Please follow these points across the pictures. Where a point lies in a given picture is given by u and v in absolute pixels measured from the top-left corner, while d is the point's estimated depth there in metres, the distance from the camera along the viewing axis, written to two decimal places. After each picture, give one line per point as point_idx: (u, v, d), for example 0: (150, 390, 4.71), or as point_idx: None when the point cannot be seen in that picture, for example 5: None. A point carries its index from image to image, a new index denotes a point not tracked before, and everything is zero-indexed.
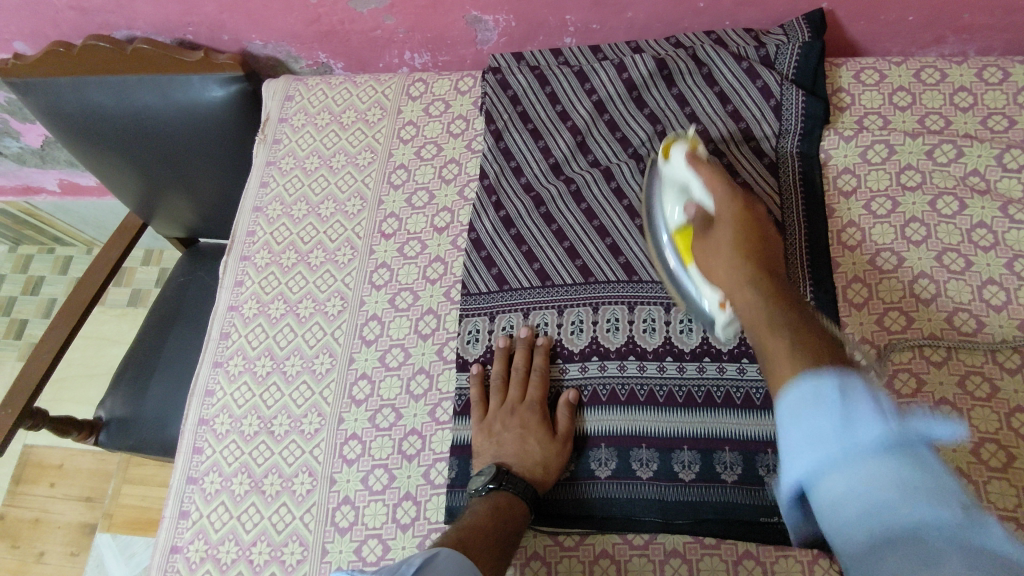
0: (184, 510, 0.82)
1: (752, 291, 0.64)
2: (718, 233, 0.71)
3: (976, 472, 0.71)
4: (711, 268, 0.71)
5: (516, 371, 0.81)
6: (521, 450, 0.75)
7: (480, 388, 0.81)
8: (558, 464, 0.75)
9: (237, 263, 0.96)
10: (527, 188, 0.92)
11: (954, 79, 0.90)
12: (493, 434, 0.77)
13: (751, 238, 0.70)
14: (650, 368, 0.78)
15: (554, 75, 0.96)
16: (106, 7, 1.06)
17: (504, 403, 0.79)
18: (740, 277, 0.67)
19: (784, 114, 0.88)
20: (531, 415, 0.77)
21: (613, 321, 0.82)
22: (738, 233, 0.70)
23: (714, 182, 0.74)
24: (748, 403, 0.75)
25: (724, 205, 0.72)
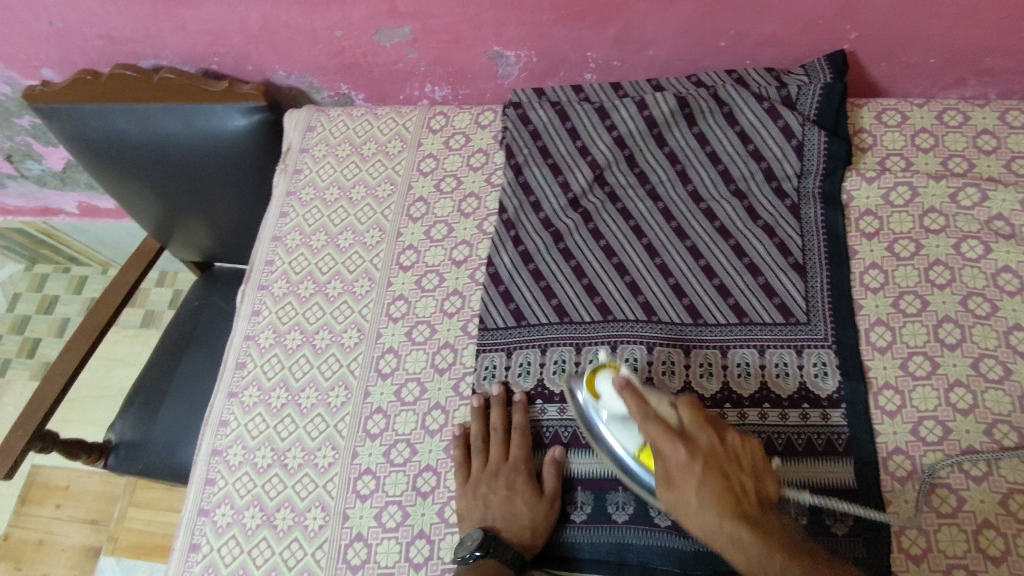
0: (194, 543, 0.81)
1: (733, 530, 0.61)
2: (684, 489, 0.63)
3: (1005, 524, 0.69)
4: (685, 515, 0.63)
5: (496, 432, 0.79)
6: (508, 514, 0.74)
7: (461, 451, 0.79)
8: (547, 525, 0.74)
9: (255, 292, 0.96)
10: (545, 224, 0.92)
11: (976, 122, 0.89)
12: (478, 498, 0.76)
13: (715, 465, 0.63)
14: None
15: (574, 111, 0.96)
16: (134, 36, 1.08)
17: (487, 465, 0.78)
18: (719, 527, 0.61)
19: (806, 154, 0.88)
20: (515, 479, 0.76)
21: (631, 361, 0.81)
22: (714, 495, 0.61)
23: (649, 419, 0.64)
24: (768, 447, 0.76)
25: (664, 445, 0.63)
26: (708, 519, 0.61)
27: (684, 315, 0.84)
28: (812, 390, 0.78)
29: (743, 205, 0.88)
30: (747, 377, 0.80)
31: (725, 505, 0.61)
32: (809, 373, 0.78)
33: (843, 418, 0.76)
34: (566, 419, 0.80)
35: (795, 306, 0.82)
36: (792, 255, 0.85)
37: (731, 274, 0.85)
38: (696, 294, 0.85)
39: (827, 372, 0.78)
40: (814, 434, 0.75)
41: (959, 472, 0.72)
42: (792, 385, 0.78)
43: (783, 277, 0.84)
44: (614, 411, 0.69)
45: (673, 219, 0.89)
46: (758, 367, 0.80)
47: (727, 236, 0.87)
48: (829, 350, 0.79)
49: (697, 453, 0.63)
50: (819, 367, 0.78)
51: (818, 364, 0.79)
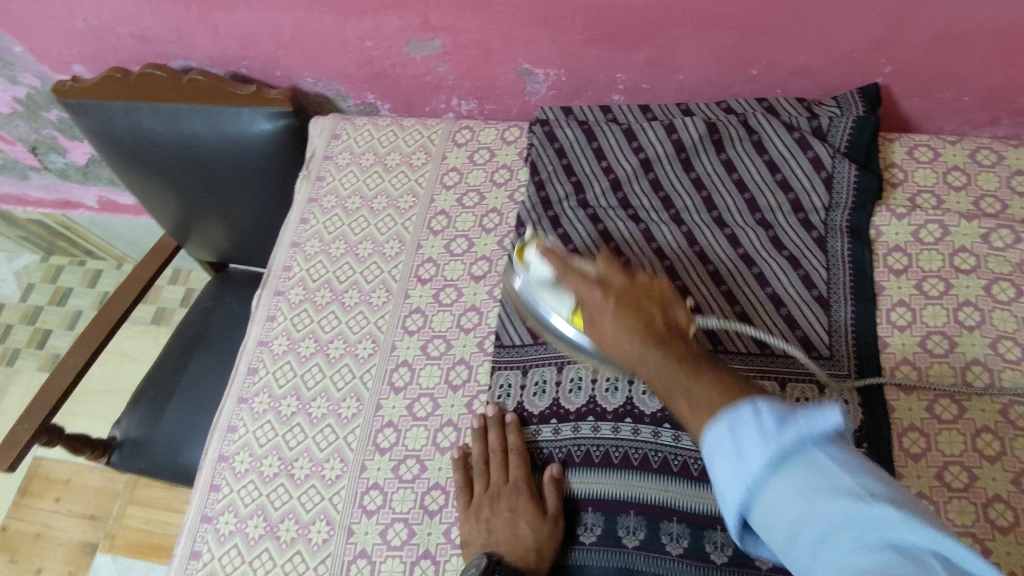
0: (196, 550, 0.79)
1: (654, 358, 0.59)
2: (603, 312, 0.65)
3: None
4: (607, 339, 0.65)
5: (495, 454, 0.77)
6: (512, 537, 0.72)
7: (462, 475, 0.78)
8: (552, 546, 0.72)
9: (271, 297, 0.96)
10: (565, 240, 0.91)
11: (1011, 162, 0.88)
12: (480, 523, 0.74)
13: (625, 291, 0.66)
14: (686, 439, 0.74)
15: (602, 131, 0.95)
16: (166, 37, 1.09)
17: (488, 488, 0.76)
18: (636, 353, 0.61)
19: (835, 186, 0.87)
20: (517, 499, 0.75)
21: None
22: (621, 314, 0.64)
23: (568, 271, 0.71)
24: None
25: (580, 277, 0.70)
26: (613, 316, 0.64)
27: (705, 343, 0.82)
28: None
29: (769, 234, 0.87)
30: None
31: (631, 312, 0.63)
32: None
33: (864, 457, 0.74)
34: (579, 438, 0.77)
35: (819, 340, 0.80)
36: (816, 287, 0.83)
37: (753, 303, 0.84)
38: (718, 321, 0.83)
39: (849, 410, 0.76)
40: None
41: (985, 522, 0.70)
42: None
43: (807, 310, 0.82)
44: (538, 277, 0.76)
45: (697, 243, 0.88)
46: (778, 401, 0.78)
47: (751, 264, 0.86)
48: (852, 386, 0.77)
49: (612, 294, 0.66)
50: (841, 404, 0.77)
51: (841, 401, 0.77)
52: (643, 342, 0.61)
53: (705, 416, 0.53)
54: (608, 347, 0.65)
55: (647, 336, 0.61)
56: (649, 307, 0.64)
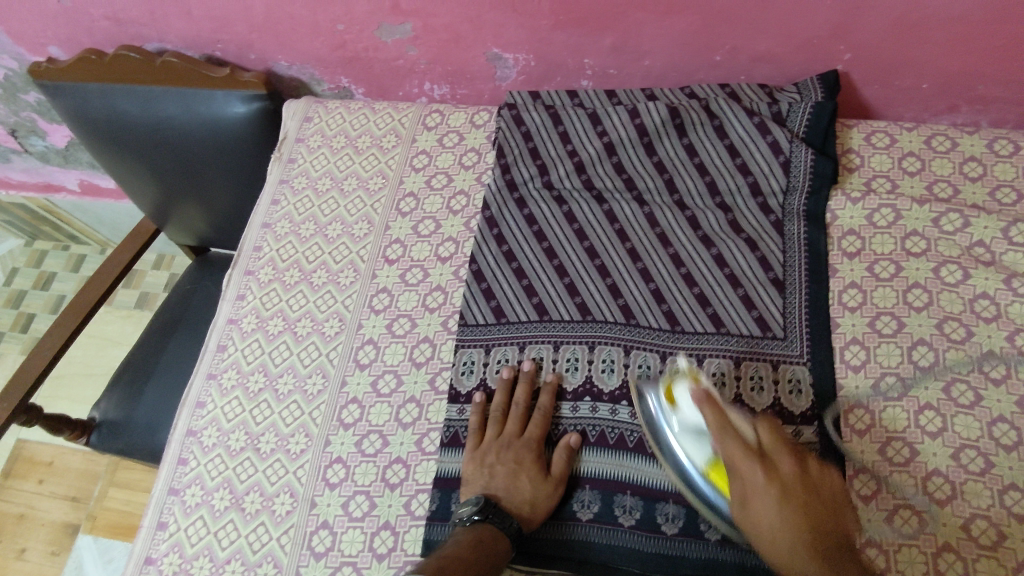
0: (162, 521, 0.81)
1: (794, 534, 0.61)
2: (754, 497, 0.64)
3: (966, 548, 0.69)
4: (751, 526, 0.64)
5: (516, 407, 0.80)
6: (511, 486, 0.75)
7: (479, 420, 0.80)
8: (547, 504, 0.74)
9: (241, 277, 0.97)
10: (530, 221, 0.93)
11: (964, 149, 0.90)
12: (484, 466, 0.76)
13: (790, 476, 0.64)
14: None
15: (567, 115, 0.97)
16: (140, 19, 1.09)
17: (500, 436, 0.79)
18: (794, 541, 0.61)
19: (792, 171, 0.89)
20: (526, 453, 0.77)
21: (608, 362, 0.82)
22: (780, 504, 0.62)
23: (724, 435, 0.65)
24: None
25: (738, 459, 0.65)
26: (761, 482, 0.63)
27: (663, 321, 0.84)
28: (787, 406, 0.78)
29: (727, 217, 0.89)
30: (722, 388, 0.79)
31: (785, 489, 0.63)
32: (784, 389, 0.79)
33: (814, 436, 0.76)
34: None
35: (773, 320, 0.83)
36: (772, 269, 0.85)
37: (711, 283, 0.86)
38: (675, 301, 0.85)
39: (801, 389, 0.79)
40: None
41: (924, 494, 0.72)
42: (765, 399, 0.79)
43: (762, 291, 0.84)
44: (688, 422, 0.71)
45: (658, 225, 0.90)
46: (732, 377, 0.80)
47: (710, 245, 0.88)
48: (802, 366, 0.80)
49: (775, 479, 0.63)
50: (793, 384, 0.79)
51: (793, 381, 0.79)
52: (808, 558, 0.60)
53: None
54: (757, 541, 0.64)
55: (807, 533, 0.61)
56: (812, 485, 0.64)
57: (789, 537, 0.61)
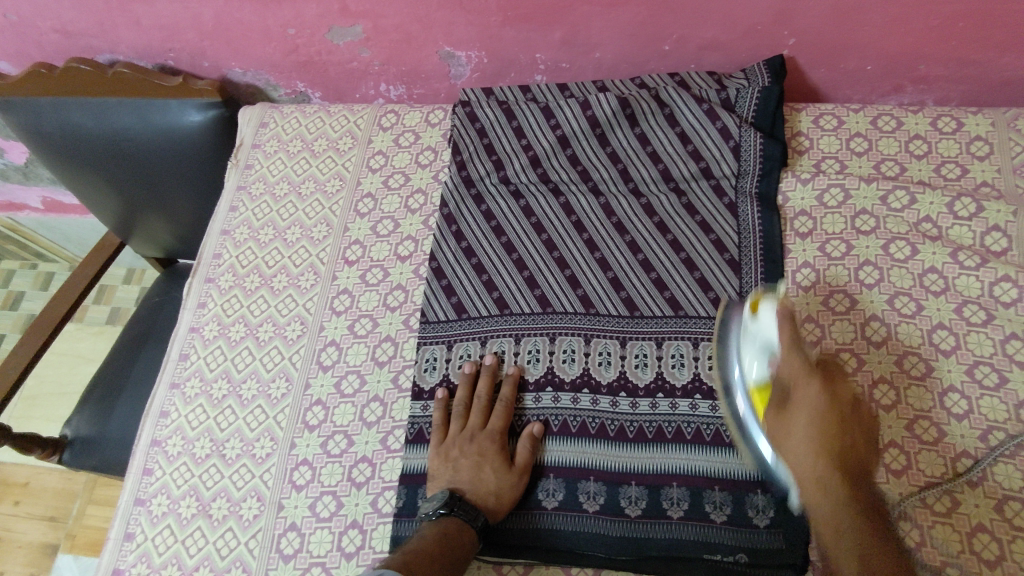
0: (130, 532, 0.81)
1: (824, 467, 0.63)
2: (797, 409, 0.67)
3: (921, 516, 0.71)
4: (793, 451, 0.66)
5: (479, 399, 0.81)
6: (475, 478, 0.75)
7: (442, 414, 0.81)
8: (512, 494, 0.75)
9: (202, 285, 0.97)
10: (488, 216, 0.93)
11: (909, 127, 0.92)
12: (449, 461, 0.77)
13: (827, 406, 0.65)
14: (603, 402, 0.80)
15: (520, 110, 0.98)
16: (90, 31, 1.09)
17: (464, 429, 0.79)
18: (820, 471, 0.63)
19: (743, 154, 0.90)
20: (489, 444, 0.77)
21: (569, 352, 0.83)
22: (822, 434, 0.65)
23: (795, 359, 0.68)
24: (698, 437, 0.76)
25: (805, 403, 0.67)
26: (816, 395, 0.66)
27: (621, 308, 0.85)
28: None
29: (682, 201, 0.91)
30: (681, 368, 0.80)
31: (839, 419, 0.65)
32: None
33: None
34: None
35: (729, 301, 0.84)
36: (727, 251, 0.87)
37: (668, 268, 0.87)
38: (634, 288, 0.86)
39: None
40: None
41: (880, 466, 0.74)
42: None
43: (718, 273, 0.85)
44: (760, 335, 0.72)
45: (614, 214, 0.91)
46: (692, 358, 0.81)
47: (665, 231, 0.89)
48: None
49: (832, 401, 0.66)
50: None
51: None
52: (843, 490, 0.62)
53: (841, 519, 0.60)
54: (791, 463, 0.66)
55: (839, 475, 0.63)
56: (853, 435, 0.65)
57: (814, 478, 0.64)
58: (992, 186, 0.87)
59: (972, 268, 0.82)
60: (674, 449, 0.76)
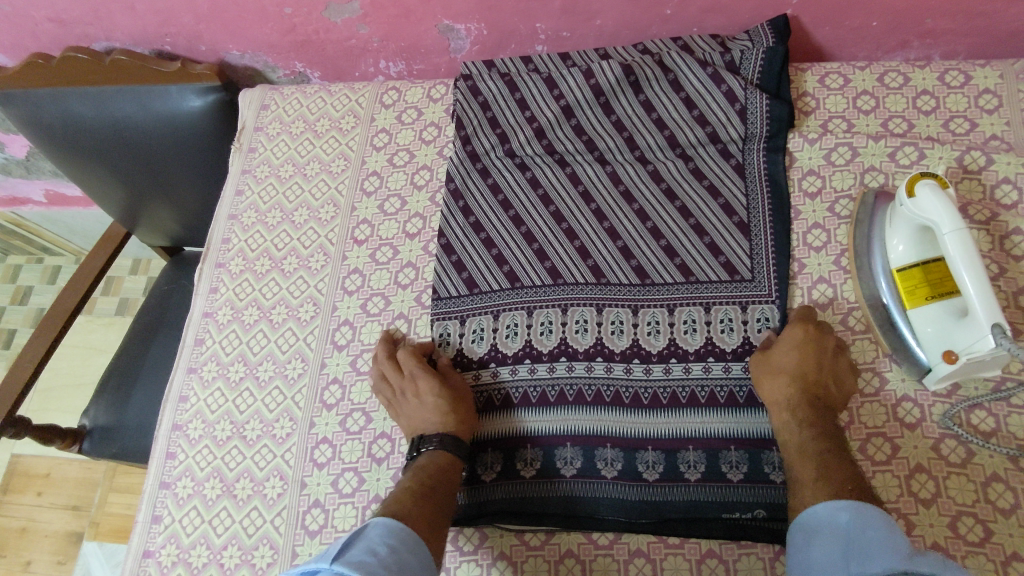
0: (156, 515, 0.83)
1: (797, 396, 0.73)
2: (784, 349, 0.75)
3: (936, 468, 0.73)
4: (762, 380, 0.75)
5: (386, 359, 0.83)
6: (425, 413, 0.77)
7: (379, 388, 0.82)
8: (458, 407, 0.79)
9: (212, 270, 0.98)
10: (495, 190, 0.93)
11: (916, 83, 0.91)
12: (406, 417, 0.80)
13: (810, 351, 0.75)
14: (617, 370, 0.80)
15: (523, 81, 0.96)
16: (84, 19, 1.08)
17: (395, 384, 0.81)
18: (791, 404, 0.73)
19: (749, 117, 0.89)
20: (421, 381, 0.79)
21: (582, 323, 0.83)
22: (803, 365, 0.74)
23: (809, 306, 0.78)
24: (712, 401, 0.77)
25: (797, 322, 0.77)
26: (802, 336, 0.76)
27: (632, 276, 0.85)
28: (754, 343, 0.79)
29: (689, 165, 0.90)
30: (693, 334, 0.80)
31: (806, 389, 0.73)
32: (752, 328, 0.80)
33: None
34: (516, 379, 0.82)
35: (740, 264, 0.84)
36: (736, 214, 0.86)
37: (677, 235, 0.87)
38: (644, 256, 0.86)
39: (769, 325, 0.80)
40: (755, 387, 0.77)
41: (896, 421, 0.75)
42: (735, 338, 0.80)
43: (728, 237, 0.85)
44: (915, 217, 0.73)
45: (621, 183, 0.91)
46: (704, 323, 0.81)
47: (673, 198, 0.89)
48: (770, 304, 0.81)
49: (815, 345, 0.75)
50: (762, 322, 0.80)
51: (761, 319, 0.80)
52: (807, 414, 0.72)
53: (804, 465, 0.68)
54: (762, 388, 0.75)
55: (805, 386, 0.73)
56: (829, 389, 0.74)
57: (786, 409, 0.73)
58: (1001, 139, 0.86)
59: (983, 222, 0.81)
60: (691, 413, 0.77)
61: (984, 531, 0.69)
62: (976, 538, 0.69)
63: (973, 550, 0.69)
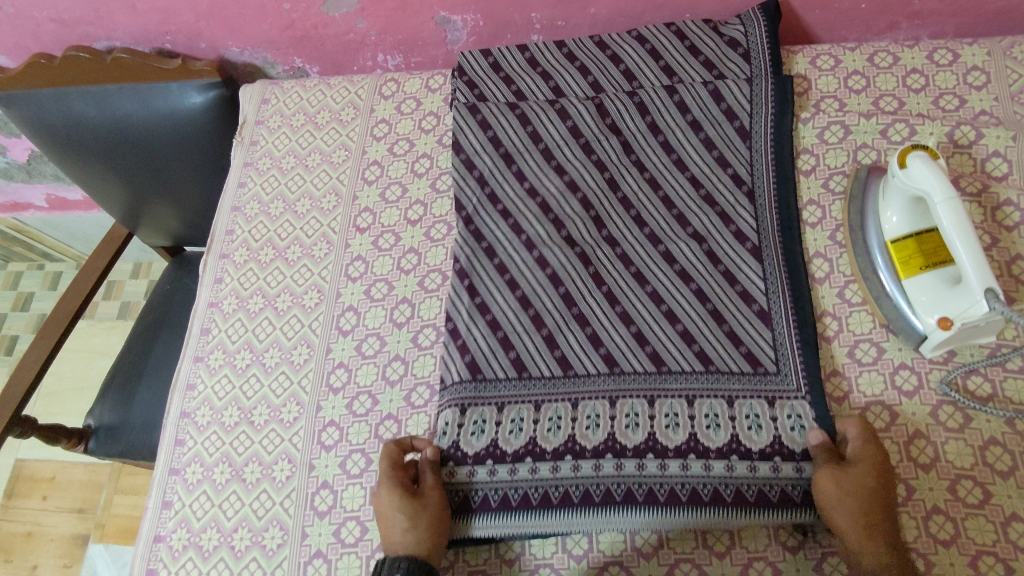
0: (167, 501, 0.83)
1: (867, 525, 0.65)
2: (852, 473, 0.67)
3: (934, 433, 0.74)
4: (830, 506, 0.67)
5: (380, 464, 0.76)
6: (395, 531, 0.70)
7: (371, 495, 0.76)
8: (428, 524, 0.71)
9: (217, 261, 0.99)
10: (501, 270, 0.86)
11: (906, 62, 0.93)
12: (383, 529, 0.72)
13: (872, 476, 0.67)
14: (629, 466, 0.73)
15: (520, 156, 0.92)
16: (86, 19, 1.09)
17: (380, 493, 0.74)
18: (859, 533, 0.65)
19: (757, 199, 0.86)
20: (384, 491, 0.73)
21: (593, 418, 0.76)
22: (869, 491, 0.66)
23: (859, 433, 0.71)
24: (740, 500, 0.71)
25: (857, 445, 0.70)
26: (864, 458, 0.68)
27: (648, 365, 0.78)
28: (785, 444, 0.73)
29: (703, 248, 0.84)
30: (716, 430, 0.74)
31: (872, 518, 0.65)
32: (784, 426, 0.74)
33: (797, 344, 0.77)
34: (516, 480, 0.74)
35: (763, 356, 0.77)
36: (755, 301, 0.80)
37: (694, 320, 0.80)
38: (659, 342, 0.79)
39: (803, 424, 0.74)
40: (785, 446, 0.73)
41: (893, 388, 0.76)
42: (764, 438, 0.73)
43: (748, 326, 0.79)
44: (908, 188, 0.74)
45: (633, 264, 0.84)
46: (727, 419, 0.75)
47: (688, 280, 0.82)
48: (802, 401, 0.75)
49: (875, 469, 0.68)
50: (794, 421, 0.74)
51: (793, 417, 0.74)
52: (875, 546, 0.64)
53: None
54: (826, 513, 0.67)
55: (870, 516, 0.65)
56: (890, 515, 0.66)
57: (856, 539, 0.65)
58: (990, 114, 0.88)
59: (974, 194, 0.83)
60: (715, 511, 0.70)
61: (983, 493, 0.71)
62: (976, 500, 0.70)
63: (973, 512, 0.70)
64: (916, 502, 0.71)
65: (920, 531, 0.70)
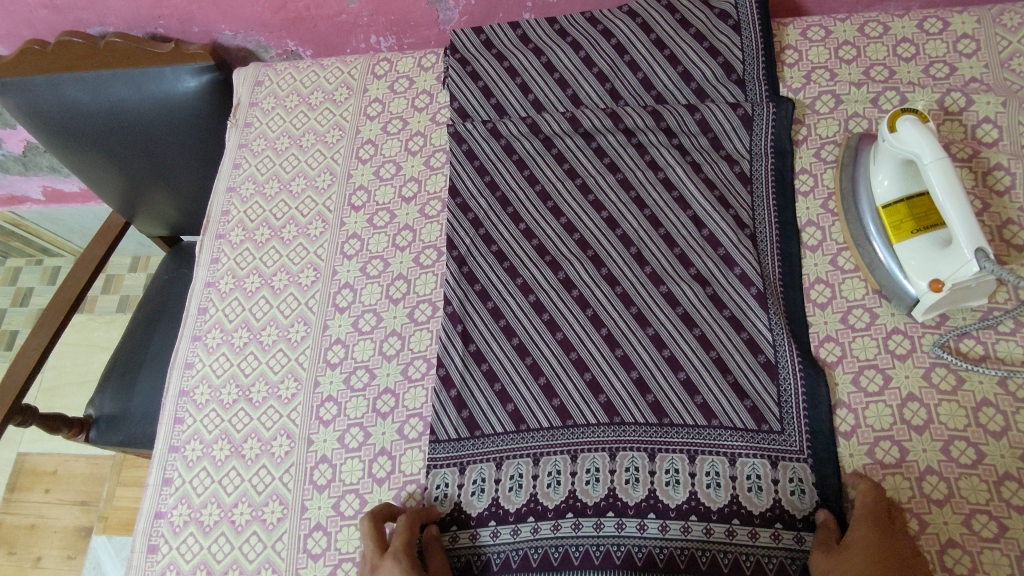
0: (167, 478, 0.84)
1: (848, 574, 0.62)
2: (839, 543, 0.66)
3: (928, 395, 0.74)
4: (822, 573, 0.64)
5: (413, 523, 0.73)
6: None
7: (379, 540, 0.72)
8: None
9: (213, 241, 0.99)
10: (495, 314, 0.85)
11: (896, 31, 0.93)
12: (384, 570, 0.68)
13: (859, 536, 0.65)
14: (629, 526, 0.73)
15: (515, 196, 0.91)
16: (78, 4, 1.09)
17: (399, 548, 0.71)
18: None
19: (759, 245, 0.84)
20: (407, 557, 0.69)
21: (593, 472, 0.75)
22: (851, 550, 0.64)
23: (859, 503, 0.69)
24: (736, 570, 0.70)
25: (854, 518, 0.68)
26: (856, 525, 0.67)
27: (649, 415, 0.77)
28: (787, 509, 0.72)
29: (707, 291, 0.82)
30: (716, 489, 0.73)
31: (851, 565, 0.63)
32: (785, 491, 0.72)
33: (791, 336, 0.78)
34: (518, 542, 0.74)
35: (768, 411, 0.75)
36: (762, 352, 0.78)
37: (697, 367, 0.79)
38: (662, 391, 0.78)
39: (804, 491, 0.72)
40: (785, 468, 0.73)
41: (886, 352, 0.77)
42: (766, 500, 0.72)
43: (753, 378, 0.77)
44: (900, 151, 0.74)
45: (633, 304, 0.83)
46: (729, 478, 0.73)
47: (691, 325, 0.81)
48: (804, 464, 0.73)
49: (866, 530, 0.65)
50: (795, 485, 0.72)
51: (794, 481, 0.73)
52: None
53: None
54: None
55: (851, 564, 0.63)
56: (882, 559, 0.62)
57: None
58: (981, 81, 0.88)
59: (964, 159, 0.84)
60: None
61: (976, 453, 0.71)
62: (970, 461, 0.71)
63: (967, 472, 0.70)
64: (910, 463, 0.72)
65: (913, 492, 0.71)
